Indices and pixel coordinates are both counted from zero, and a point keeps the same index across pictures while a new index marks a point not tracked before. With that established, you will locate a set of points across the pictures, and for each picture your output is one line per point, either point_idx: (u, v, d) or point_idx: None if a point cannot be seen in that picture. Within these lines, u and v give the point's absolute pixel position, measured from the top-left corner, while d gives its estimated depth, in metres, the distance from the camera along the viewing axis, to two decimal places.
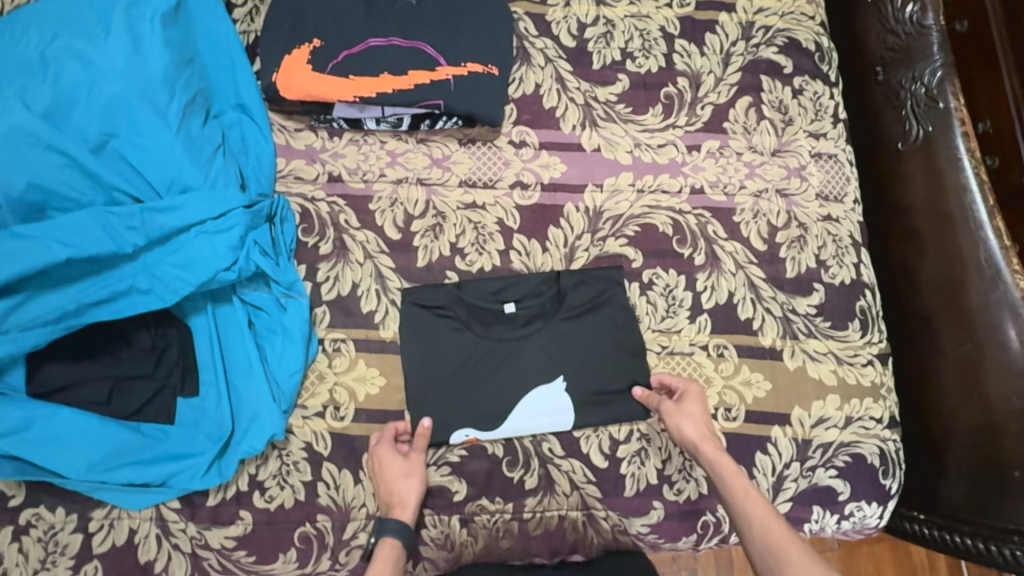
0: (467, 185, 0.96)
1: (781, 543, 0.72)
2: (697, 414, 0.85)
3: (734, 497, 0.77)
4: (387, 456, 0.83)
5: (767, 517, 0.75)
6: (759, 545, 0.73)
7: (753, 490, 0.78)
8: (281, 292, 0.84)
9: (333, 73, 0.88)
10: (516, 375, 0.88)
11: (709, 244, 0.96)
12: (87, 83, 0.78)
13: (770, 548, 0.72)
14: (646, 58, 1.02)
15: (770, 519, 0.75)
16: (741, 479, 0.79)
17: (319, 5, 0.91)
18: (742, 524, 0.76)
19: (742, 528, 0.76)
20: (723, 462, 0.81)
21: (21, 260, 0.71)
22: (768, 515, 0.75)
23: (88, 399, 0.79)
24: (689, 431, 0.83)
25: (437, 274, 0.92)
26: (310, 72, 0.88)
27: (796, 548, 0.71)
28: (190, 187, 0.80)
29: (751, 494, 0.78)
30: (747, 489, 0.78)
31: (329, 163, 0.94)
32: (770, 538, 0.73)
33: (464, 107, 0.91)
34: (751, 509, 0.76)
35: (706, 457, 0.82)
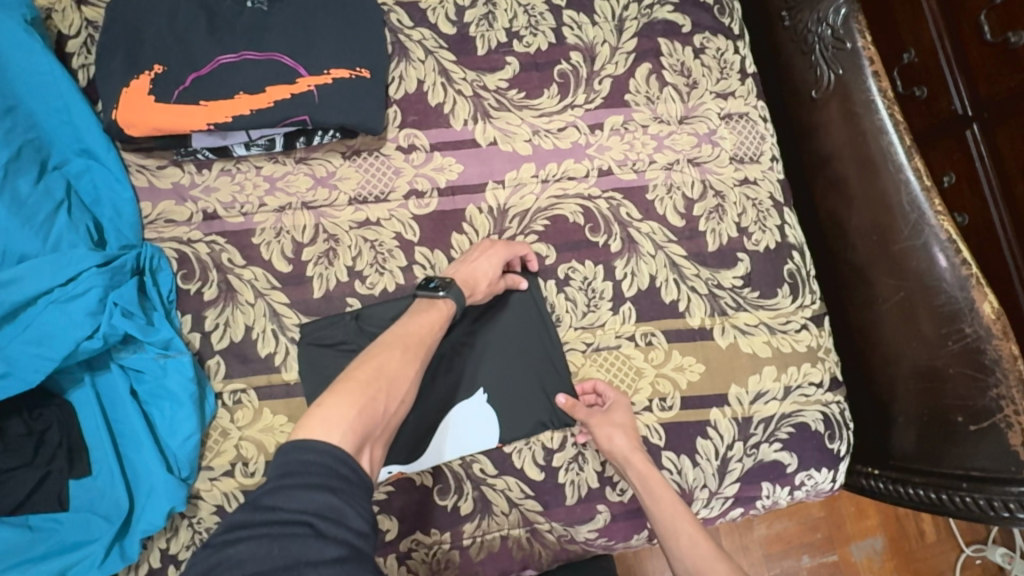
0: (358, 202, 0.89)
1: (707, 561, 0.74)
2: (626, 427, 0.82)
3: (663, 517, 0.77)
4: (487, 247, 0.84)
5: (695, 533, 0.76)
6: (687, 564, 0.75)
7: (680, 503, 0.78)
8: (158, 352, 0.76)
9: (180, 102, 0.79)
10: (432, 395, 0.83)
11: (624, 227, 0.91)
12: None
13: (697, 564, 0.74)
14: (534, 35, 0.95)
15: (698, 536, 0.76)
16: (669, 492, 0.78)
17: (157, 26, 0.82)
18: (670, 542, 0.77)
19: (670, 547, 0.76)
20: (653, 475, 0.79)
21: None
22: (696, 531, 0.76)
23: None
24: (620, 445, 0.80)
25: (337, 303, 0.85)
26: (153, 104, 0.79)
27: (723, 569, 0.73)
28: (28, 256, 0.72)
29: (679, 509, 0.77)
30: (674, 503, 0.78)
31: (202, 200, 0.86)
32: (698, 555, 0.75)
33: (335, 119, 0.83)
34: (680, 526, 0.76)
35: (635, 471, 0.79)
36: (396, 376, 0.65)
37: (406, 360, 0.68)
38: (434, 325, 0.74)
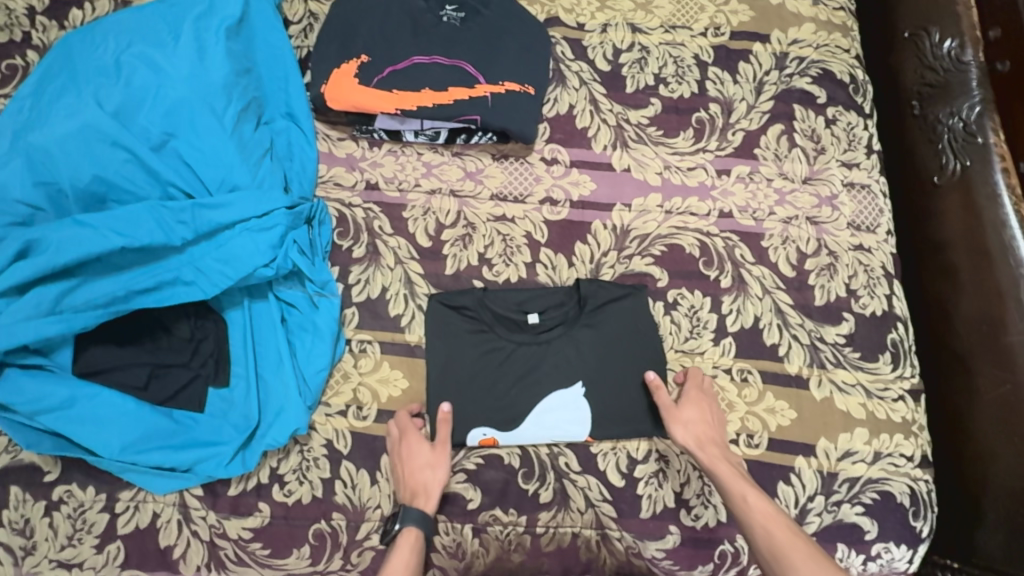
0: (499, 198, 0.99)
1: (784, 541, 0.75)
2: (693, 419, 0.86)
3: (733, 500, 0.79)
4: (414, 445, 0.84)
5: (766, 516, 0.77)
6: (763, 546, 0.75)
7: (750, 491, 0.79)
8: (315, 291, 0.88)
9: (377, 86, 0.94)
10: (535, 379, 0.89)
11: (736, 267, 0.96)
12: (154, 87, 0.80)
13: (771, 546, 0.75)
14: (679, 83, 1.05)
15: (770, 520, 0.77)
16: (737, 480, 0.80)
17: (371, 26, 0.98)
18: (742, 525, 0.78)
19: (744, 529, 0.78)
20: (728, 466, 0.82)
21: (79, 246, 0.73)
22: (767, 516, 0.77)
23: (126, 382, 0.81)
24: (684, 442, 0.84)
25: (464, 282, 0.94)
26: (356, 85, 0.93)
27: (799, 546, 0.74)
28: (239, 187, 0.82)
29: (748, 495, 0.79)
30: (743, 490, 0.79)
31: (368, 172, 0.98)
32: (771, 538, 0.75)
33: (499, 123, 0.95)
34: (750, 511, 0.78)
35: (704, 463, 0.83)
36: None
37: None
38: (409, 564, 0.76)
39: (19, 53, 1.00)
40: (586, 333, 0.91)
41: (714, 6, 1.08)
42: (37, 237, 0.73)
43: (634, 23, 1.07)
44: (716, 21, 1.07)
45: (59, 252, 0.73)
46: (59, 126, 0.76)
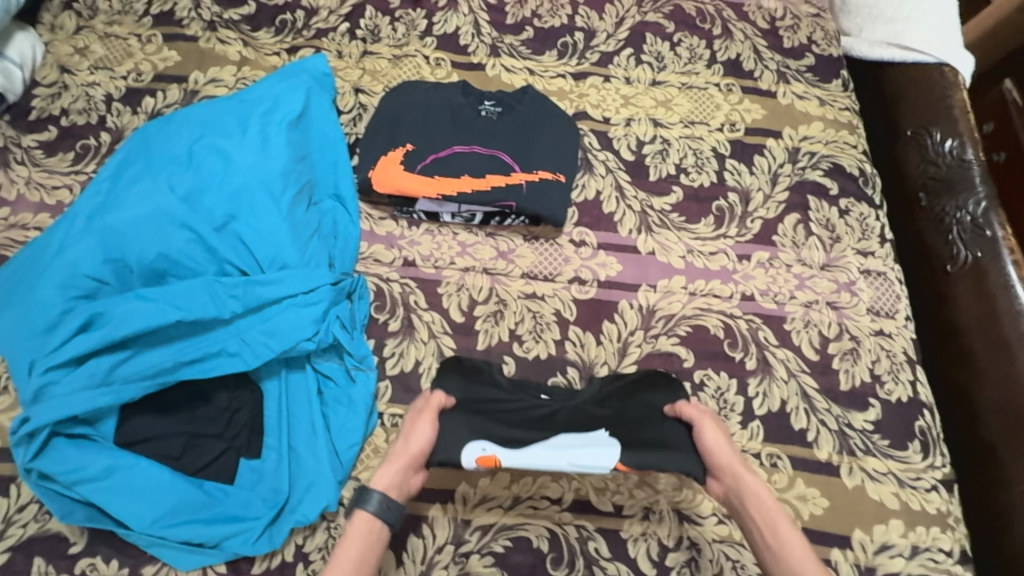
0: (529, 277, 1.03)
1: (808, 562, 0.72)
2: (715, 444, 0.80)
3: (761, 525, 0.75)
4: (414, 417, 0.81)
5: (795, 542, 0.73)
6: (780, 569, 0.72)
7: (779, 515, 0.75)
8: (353, 364, 0.91)
9: (421, 172, 1.02)
10: (546, 423, 0.85)
11: (760, 349, 0.98)
12: (221, 173, 0.87)
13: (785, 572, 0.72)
14: (699, 173, 1.12)
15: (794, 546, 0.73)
16: (770, 501, 0.76)
17: (416, 120, 1.08)
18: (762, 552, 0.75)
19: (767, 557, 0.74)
20: (766, 491, 0.77)
21: (138, 320, 0.78)
22: (794, 541, 0.73)
23: (162, 452, 0.83)
24: (716, 449, 0.80)
25: (495, 358, 0.97)
26: (401, 170, 1.02)
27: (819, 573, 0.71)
28: (289, 265, 0.87)
29: (781, 522, 0.75)
30: (775, 509, 0.76)
31: (406, 249, 1.03)
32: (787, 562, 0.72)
33: (531, 207, 1.03)
34: (784, 540, 0.73)
35: (730, 471, 0.78)
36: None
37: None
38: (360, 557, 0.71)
39: (94, 134, 1.10)
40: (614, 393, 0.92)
41: (729, 104, 1.18)
42: (101, 311, 0.77)
43: (656, 118, 1.16)
44: (732, 118, 1.16)
45: (120, 326, 0.77)
46: (131, 208, 0.82)
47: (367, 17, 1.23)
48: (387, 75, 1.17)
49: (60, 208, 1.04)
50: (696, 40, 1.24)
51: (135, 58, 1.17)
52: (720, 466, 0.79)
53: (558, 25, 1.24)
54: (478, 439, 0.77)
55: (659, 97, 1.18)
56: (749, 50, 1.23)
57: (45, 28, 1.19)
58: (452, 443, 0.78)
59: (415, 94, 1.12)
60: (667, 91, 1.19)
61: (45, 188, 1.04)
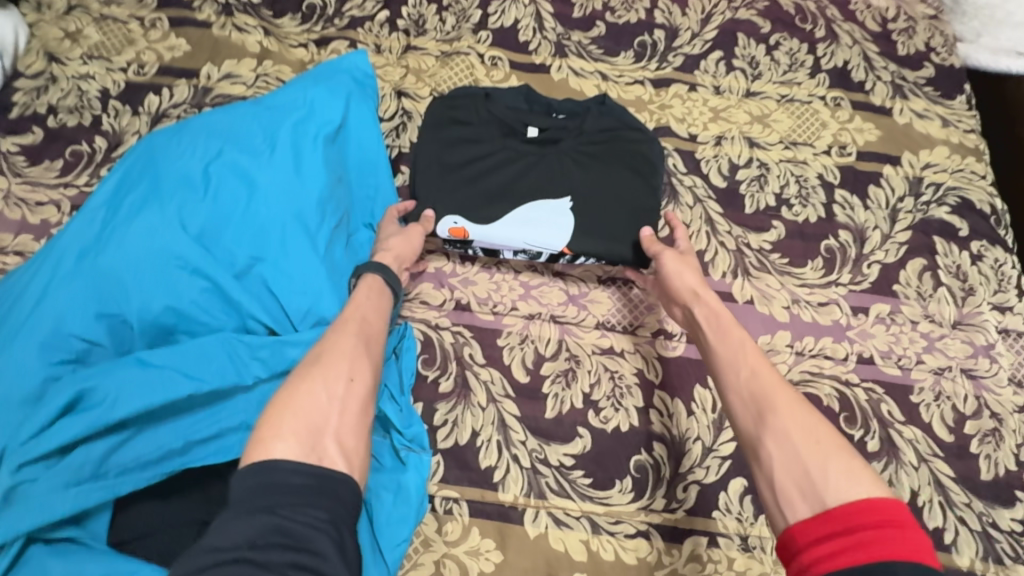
0: (605, 327, 0.87)
1: (772, 388, 0.60)
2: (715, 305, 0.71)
3: (725, 350, 0.65)
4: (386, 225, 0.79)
5: (756, 365, 0.62)
6: (743, 396, 0.61)
7: (749, 338, 0.66)
8: (404, 444, 0.76)
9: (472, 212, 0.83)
10: (523, 171, 0.86)
11: (884, 426, 0.82)
12: (244, 203, 0.70)
13: (753, 394, 0.60)
14: (804, 206, 0.94)
15: (760, 366, 0.62)
16: (738, 328, 0.67)
17: (454, 126, 0.89)
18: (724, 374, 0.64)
19: (726, 378, 0.63)
20: (722, 307, 0.70)
21: (138, 395, 0.60)
22: (759, 363, 0.62)
23: (166, 554, 0.62)
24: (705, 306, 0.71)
25: (566, 429, 0.81)
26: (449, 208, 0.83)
27: (788, 394, 0.59)
28: (327, 319, 0.70)
29: (748, 343, 0.65)
30: (744, 341, 0.65)
31: (458, 290, 0.87)
32: (771, 427, 0.57)
33: (598, 246, 0.83)
34: (742, 356, 0.64)
35: (704, 317, 0.70)
36: (341, 375, 0.57)
37: (360, 352, 0.60)
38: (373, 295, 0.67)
39: (87, 139, 0.92)
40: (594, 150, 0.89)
41: (837, 122, 1.00)
42: (92, 384, 0.60)
43: (751, 136, 0.98)
44: (841, 139, 0.99)
45: (117, 403, 0.60)
46: (132, 247, 0.65)
47: (411, 5, 1.04)
48: (435, 76, 0.99)
49: (45, 228, 0.87)
50: (796, 43, 1.05)
51: (137, 46, 0.99)
52: (679, 291, 0.75)
53: (634, 21, 1.06)
54: (452, 209, 0.83)
55: (754, 110, 1.00)
56: (858, 57, 1.05)
57: (30, 6, 1.00)
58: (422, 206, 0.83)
59: (465, 100, 0.91)
60: (763, 104, 1.01)
61: (28, 204, 0.87)
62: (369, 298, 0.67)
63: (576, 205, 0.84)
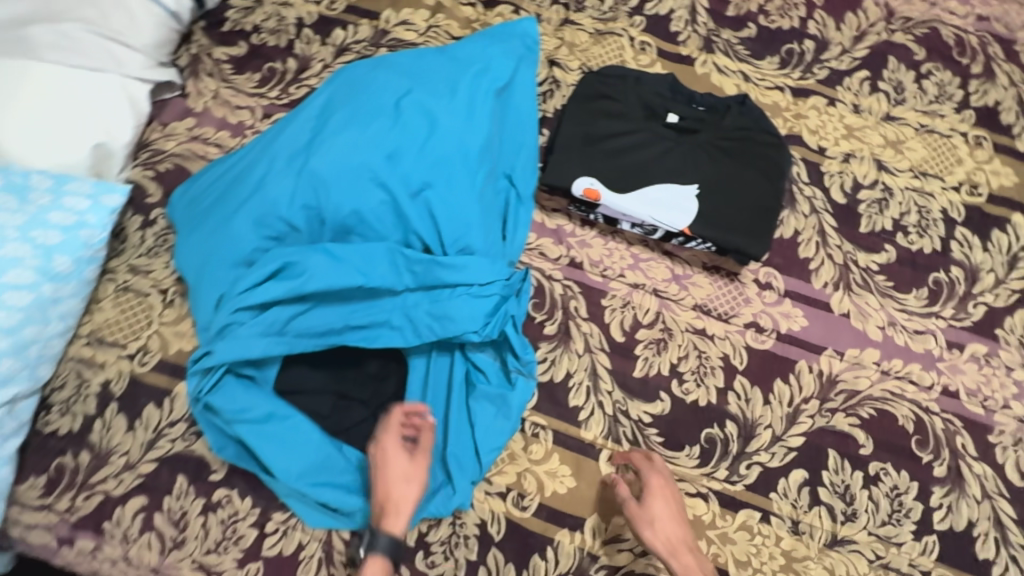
0: (702, 309, 0.93)
1: None
2: (662, 516, 0.79)
3: None
4: (390, 450, 0.78)
5: None
6: None
7: None
8: (516, 367, 0.87)
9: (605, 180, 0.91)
10: (659, 152, 0.93)
11: (955, 456, 0.86)
12: (425, 135, 0.81)
13: None
14: (921, 236, 0.96)
15: None
16: None
17: (603, 101, 0.97)
18: None
19: None
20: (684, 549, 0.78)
21: (322, 277, 0.74)
22: None
23: (313, 409, 0.81)
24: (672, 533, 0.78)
25: (650, 390, 0.89)
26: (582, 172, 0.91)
27: None
28: (471, 249, 0.81)
29: None
30: None
31: (574, 249, 0.96)
32: None
33: (716, 232, 0.88)
34: None
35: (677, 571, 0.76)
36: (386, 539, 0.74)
37: (393, 514, 0.75)
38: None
39: (282, 59, 1.06)
40: (727, 146, 0.94)
41: (974, 161, 1.00)
42: (291, 260, 0.74)
43: (881, 160, 1.01)
44: (974, 178, 0.99)
45: (309, 280, 0.74)
46: (334, 156, 0.78)
47: None
48: (587, 51, 1.07)
49: (241, 129, 1.02)
50: (948, 75, 1.05)
51: None
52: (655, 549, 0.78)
53: (786, 28, 1.08)
54: (588, 173, 0.91)
55: (890, 135, 1.02)
56: (1011, 100, 1.04)
57: None
58: (563, 167, 0.91)
59: (617, 78, 0.99)
60: (900, 129, 1.02)
61: (230, 106, 1.03)
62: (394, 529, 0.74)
63: (701, 192, 0.90)
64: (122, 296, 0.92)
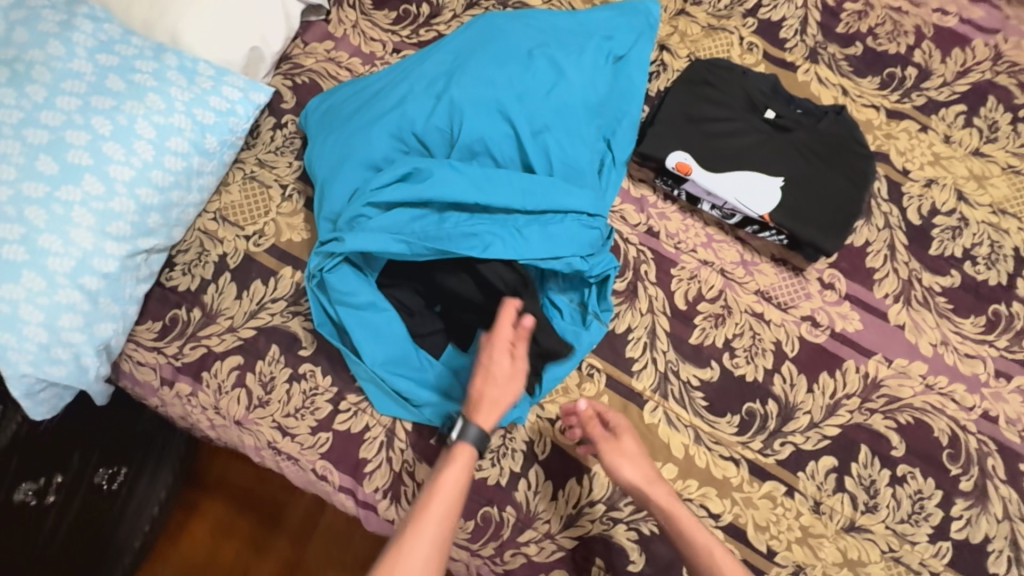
0: (763, 296, 0.99)
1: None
2: (633, 452, 0.86)
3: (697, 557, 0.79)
4: (496, 355, 0.82)
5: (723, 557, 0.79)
6: None
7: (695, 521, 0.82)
8: (593, 311, 0.94)
9: (697, 160, 0.98)
10: (752, 142, 0.99)
11: (984, 475, 0.89)
12: (550, 85, 0.90)
13: None
14: (988, 268, 1.00)
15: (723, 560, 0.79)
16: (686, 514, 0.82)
17: (707, 88, 1.03)
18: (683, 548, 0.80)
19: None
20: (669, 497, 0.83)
21: (445, 185, 0.84)
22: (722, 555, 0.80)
23: (404, 305, 0.91)
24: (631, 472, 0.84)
25: (702, 358, 0.96)
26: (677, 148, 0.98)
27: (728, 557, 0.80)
28: (579, 186, 0.89)
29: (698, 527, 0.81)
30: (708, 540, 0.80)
31: (654, 220, 1.03)
32: None
33: (795, 223, 0.94)
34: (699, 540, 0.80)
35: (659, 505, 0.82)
36: (424, 552, 0.73)
37: (435, 525, 0.75)
38: (455, 482, 0.78)
39: (417, 2, 1.16)
40: (818, 147, 0.99)
41: None
42: (421, 168, 0.85)
43: (963, 190, 1.04)
44: None
45: (434, 186, 0.83)
46: (470, 86, 0.87)
47: None
48: (697, 42, 1.13)
49: (371, 59, 1.13)
50: None
51: None
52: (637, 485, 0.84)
53: (892, 53, 1.13)
54: (682, 150, 0.98)
55: (975, 169, 1.05)
56: None
57: None
58: (659, 141, 0.99)
59: (723, 70, 1.05)
60: (987, 166, 1.06)
61: (366, 37, 1.14)
62: (457, 485, 0.78)
63: (785, 185, 0.96)
64: (248, 184, 1.03)
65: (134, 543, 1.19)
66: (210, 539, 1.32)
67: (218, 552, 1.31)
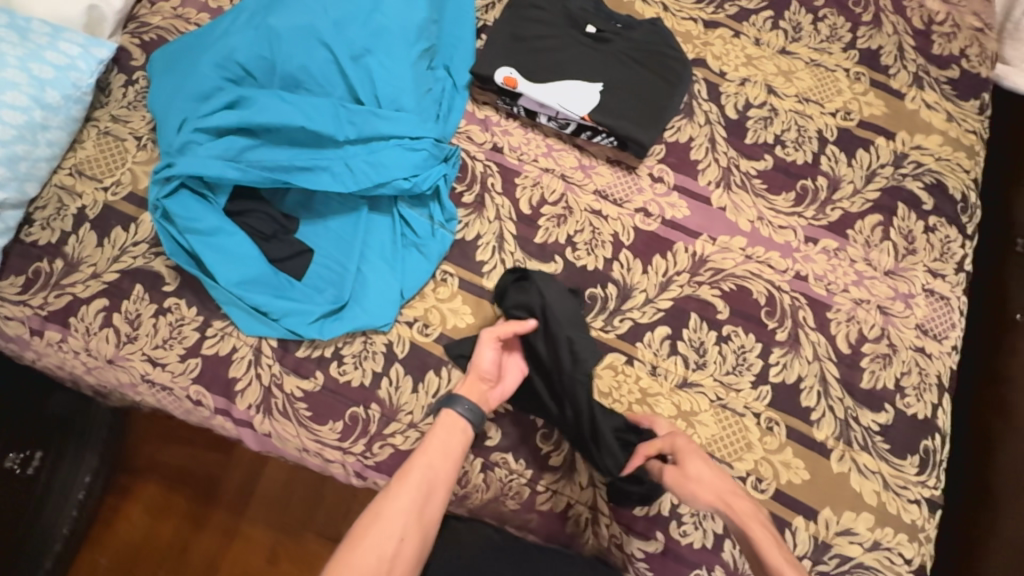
0: (601, 195, 1.08)
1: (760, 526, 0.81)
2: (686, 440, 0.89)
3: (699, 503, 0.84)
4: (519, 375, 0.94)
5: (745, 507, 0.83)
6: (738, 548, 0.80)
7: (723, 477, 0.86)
8: (439, 222, 1.02)
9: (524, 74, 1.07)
10: (573, 56, 1.08)
11: (796, 325, 1.01)
12: (367, 12, 0.98)
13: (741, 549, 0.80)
14: (796, 150, 1.12)
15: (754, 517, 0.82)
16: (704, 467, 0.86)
17: (534, 10, 1.11)
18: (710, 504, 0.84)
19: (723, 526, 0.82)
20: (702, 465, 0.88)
21: (271, 113, 0.91)
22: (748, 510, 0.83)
23: (256, 230, 0.98)
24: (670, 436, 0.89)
25: (546, 254, 1.04)
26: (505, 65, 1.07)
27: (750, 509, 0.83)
28: (403, 109, 0.98)
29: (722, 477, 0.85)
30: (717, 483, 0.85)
31: (497, 136, 1.09)
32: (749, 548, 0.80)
33: (615, 122, 1.05)
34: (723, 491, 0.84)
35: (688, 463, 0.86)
36: (406, 511, 0.77)
37: (425, 486, 0.80)
38: (450, 444, 0.84)
39: None
40: (632, 55, 1.10)
41: (851, 93, 1.15)
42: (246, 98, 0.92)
43: (772, 85, 1.16)
44: (849, 106, 1.14)
45: (259, 114, 0.91)
46: (289, 19, 0.94)
47: None
48: None
49: (219, 13, 1.16)
50: (840, 20, 1.20)
51: None
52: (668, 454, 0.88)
53: None
54: (509, 66, 1.07)
55: (783, 66, 1.17)
56: (893, 45, 1.19)
57: None
58: (489, 60, 1.07)
59: None
60: (792, 62, 1.17)
61: None
62: (447, 446, 0.84)
63: (603, 90, 1.06)
64: (102, 139, 1.06)
65: (62, 530, 1.16)
66: (146, 518, 1.29)
67: (158, 530, 1.29)
